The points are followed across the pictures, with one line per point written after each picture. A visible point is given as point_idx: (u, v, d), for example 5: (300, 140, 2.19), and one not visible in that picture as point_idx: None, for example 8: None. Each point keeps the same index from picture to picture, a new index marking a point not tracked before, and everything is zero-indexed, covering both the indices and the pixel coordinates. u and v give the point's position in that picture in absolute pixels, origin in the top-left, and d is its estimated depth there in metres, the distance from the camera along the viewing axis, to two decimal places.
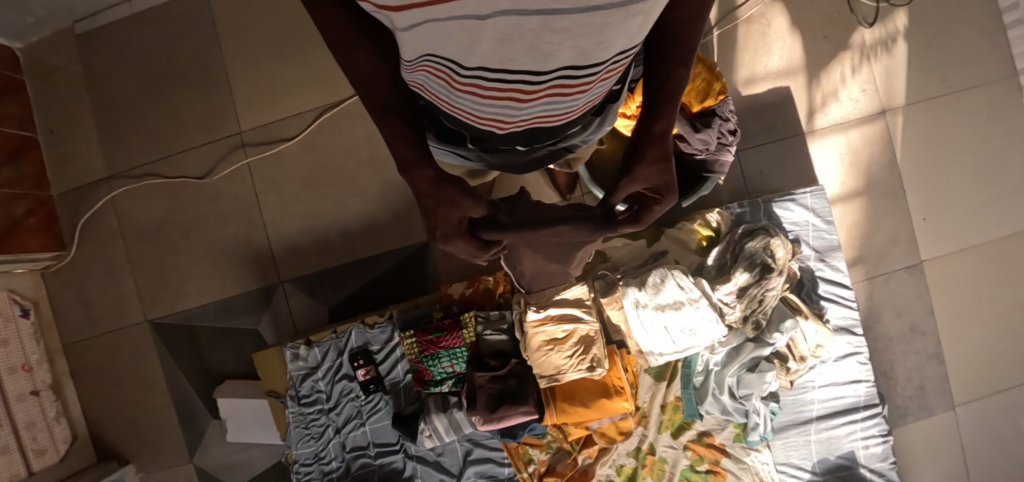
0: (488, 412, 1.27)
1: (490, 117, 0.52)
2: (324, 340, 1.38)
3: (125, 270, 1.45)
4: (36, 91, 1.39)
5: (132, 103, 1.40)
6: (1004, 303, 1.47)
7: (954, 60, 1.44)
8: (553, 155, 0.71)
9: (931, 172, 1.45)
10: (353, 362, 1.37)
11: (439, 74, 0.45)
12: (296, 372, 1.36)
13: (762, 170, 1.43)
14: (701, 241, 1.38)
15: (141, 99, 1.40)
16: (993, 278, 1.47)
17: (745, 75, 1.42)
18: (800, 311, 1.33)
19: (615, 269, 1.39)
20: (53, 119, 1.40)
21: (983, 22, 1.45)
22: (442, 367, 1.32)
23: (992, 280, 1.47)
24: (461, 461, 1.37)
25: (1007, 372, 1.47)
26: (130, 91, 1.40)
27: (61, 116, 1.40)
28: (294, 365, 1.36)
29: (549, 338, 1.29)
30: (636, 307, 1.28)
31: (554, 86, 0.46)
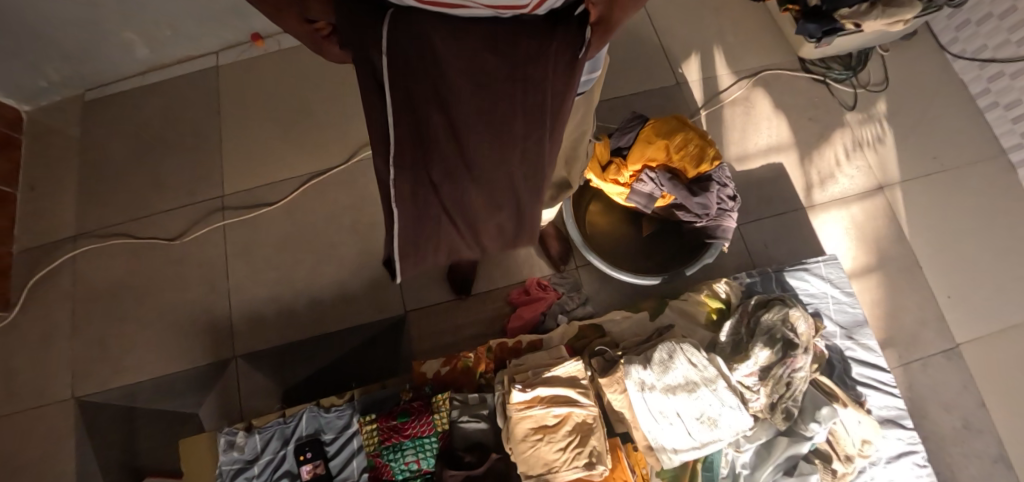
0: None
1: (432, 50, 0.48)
2: (267, 426, 1.15)
3: (65, 338, 1.29)
4: (31, 150, 1.39)
5: (121, 166, 1.38)
6: None
7: (942, 141, 1.44)
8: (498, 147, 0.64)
9: (947, 250, 1.36)
10: (298, 456, 1.13)
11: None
12: (227, 467, 1.12)
13: (765, 245, 1.35)
14: (712, 314, 1.23)
15: (130, 161, 1.39)
16: None
17: (737, 151, 1.42)
18: (836, 397, 1.13)
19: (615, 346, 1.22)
20: (38, 177, 1.37)
21: (961, 108, 1.48)
22: (404, 463, 1.09)
23: None
24: None
25: None
26: (121, 153, 1.39)
27: (46, 175, 1.37)
28: (225, 457, 1.12)
29: (537, 426, 1.08)
30: (643, 391, 1.06)
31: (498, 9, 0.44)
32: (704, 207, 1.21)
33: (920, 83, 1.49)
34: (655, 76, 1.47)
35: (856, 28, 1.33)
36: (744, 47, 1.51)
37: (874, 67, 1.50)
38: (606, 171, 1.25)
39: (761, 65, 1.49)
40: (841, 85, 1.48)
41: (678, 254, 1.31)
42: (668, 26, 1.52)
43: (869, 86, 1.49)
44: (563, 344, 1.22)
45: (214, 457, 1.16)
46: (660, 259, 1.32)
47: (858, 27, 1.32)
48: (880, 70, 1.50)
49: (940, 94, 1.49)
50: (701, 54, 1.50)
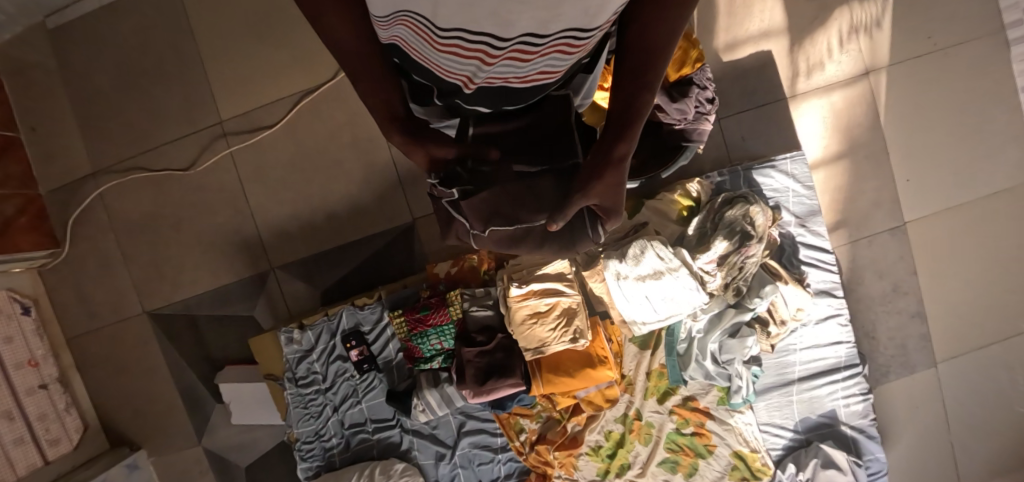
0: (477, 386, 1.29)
1: (459, 72, 0.52)
2: (316, 324, 1.39)
3: (120, 264, 1.50)
4: (17, 89, 1.44)
5: (112, 99, 1.45)
6: (988, 259, 1.49)
7: (938, 16, 1.41)
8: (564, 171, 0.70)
9: (917, 133, 1.45)
10: (345, 344, 1.38)
11: (417, 30, 0.46)
12: (291, 355, 1.38)
13: (743, 138, 1.43)
14: (682, 211, 1.34)
15: (120, 94, 1.44)
16: (976, 238, 1.48)
17: (726, 40, 1.41)
18: (780, 276, 1.32)
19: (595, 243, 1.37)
20: (37, 119, 1.45)
21: None
22: (430, 344, 1.33)
23: (976, 239, 1.48)
24: (455, 432, 1.42)
25: (989, 330, 1.50)
26: (108, 87, 1.44)
27: (44, 115, 1.45)
28: (289, 349, 1.38)
29: (532, 312, 1.27)
30: (617, 279, 1.28)
31: (552, 47, 0.46)
32: (682, 114, 1.26)
33: None
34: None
35: None
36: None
37: None
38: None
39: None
40: None
41: (657, 154, 1.32)
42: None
43: None
44: None
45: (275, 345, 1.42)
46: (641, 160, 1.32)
47: None
48: None
49: None
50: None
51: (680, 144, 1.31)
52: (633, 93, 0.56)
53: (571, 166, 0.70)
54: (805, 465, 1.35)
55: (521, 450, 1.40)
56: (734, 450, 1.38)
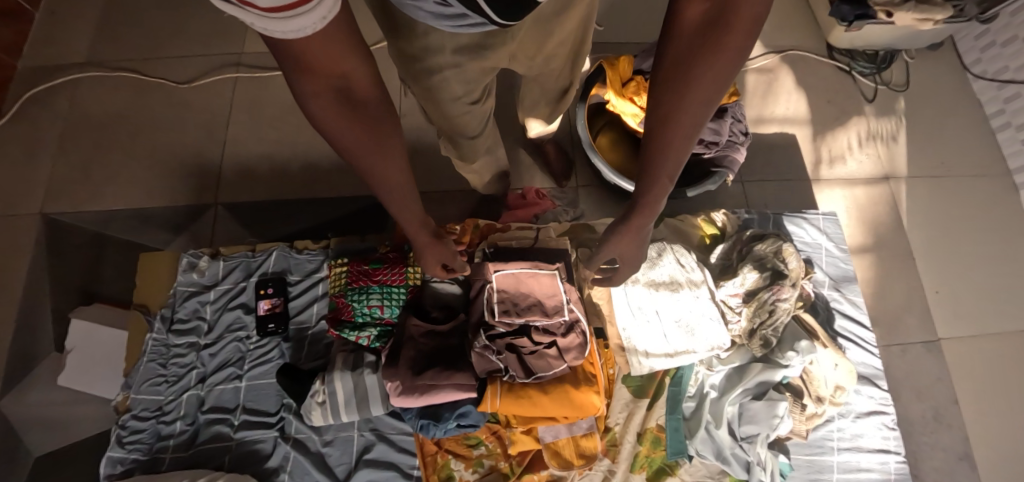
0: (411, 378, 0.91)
1: None
2: (233, 255, 1.09)
3: (47, 154, 1.25)
4: None
5: (144, 9, 1.39)
6: None
7: (949, 148, 1.44)
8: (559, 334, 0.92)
9: (943, 249, 1.35)
10: (258, 289, 1.05)
11: None
12: (182, 288, 1.06)
13: (767, 203, 1.33)
14: (705, 239, 1.17)
15: (155, 7, 1.40)
16: None
17: (754, 115, 1.42)
18: (817, 336, 1.07)
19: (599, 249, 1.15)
20: (60, 4, 1.38)
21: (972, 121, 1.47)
22: (367, 307, 0.99)
23: None
24: (354, 459, 0.97)
25: None
26: None
27: (69, 3, 1.39)
28: (184, 278, 1.06)
29: (506, 298, 0.92)
30: (626, 283, 1.03)
31: None
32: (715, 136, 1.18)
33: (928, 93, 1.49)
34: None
35: (888, 18, 1.31)
36: (775, 24, 1.52)
37: (897, 69, 1.50)
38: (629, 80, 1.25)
39: (790, 42, 1.50)
40: (865, 78, 1.48)
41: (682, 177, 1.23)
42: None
43: (890, 85, 1.48)
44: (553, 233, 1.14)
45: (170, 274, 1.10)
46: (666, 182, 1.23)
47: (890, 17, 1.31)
48: (902, 72, 1.50)
49: (958, 103, 1.49)
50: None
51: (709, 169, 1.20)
52: (659, 159, 0.59)
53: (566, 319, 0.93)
54: None
55: None
56: None
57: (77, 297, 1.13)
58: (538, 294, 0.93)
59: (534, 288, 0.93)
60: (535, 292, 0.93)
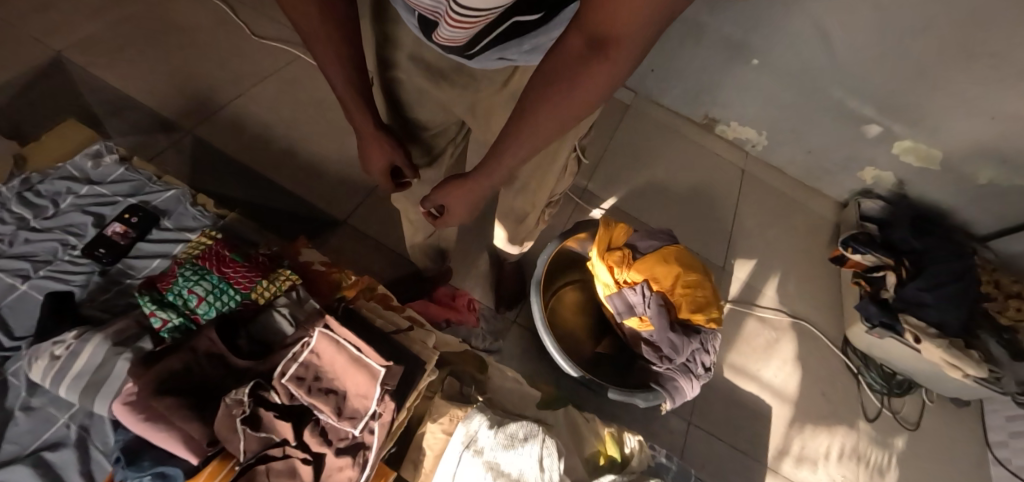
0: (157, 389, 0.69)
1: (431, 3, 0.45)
2: (139, 169, 0.94)
3: (71, 9, 1.23)
4: None
5: None
6: None
7: None
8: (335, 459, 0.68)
9: None
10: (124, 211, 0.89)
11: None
12: (65, 165, 0.92)
13: (701, 463, 1.10)
14: (600, 457, 0.91)
15: None
16: None
17: (735, 362, 1.22)
18: None
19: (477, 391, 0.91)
20: None
21: None
22: (188, 290, 0.80)
23: None
24: (35, 447, 0.73)
25: None
26: None
27: None
28: (76, 158, 0.93)
29: (308, 366, 0.71)
30: (466, 450, 0.76)
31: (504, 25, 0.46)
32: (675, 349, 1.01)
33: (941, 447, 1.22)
34: (705, 239, 1.33)
35: (913, 342, 1.15)
36: (804, 286, 1.35)
37: (910, 401, 1.26)
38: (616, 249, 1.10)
39: (810, 312, 1.33)
40: (874, 393, 1.25)
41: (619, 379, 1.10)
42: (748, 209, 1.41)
43: (898, 416, 1.23)
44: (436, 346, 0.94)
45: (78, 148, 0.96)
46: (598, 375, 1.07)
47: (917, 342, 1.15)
48: (914, 410, 1.25)
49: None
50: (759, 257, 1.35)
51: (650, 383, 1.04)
52: (513, 144, 0.55)
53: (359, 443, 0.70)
54: None
55: None
56: None
57: None
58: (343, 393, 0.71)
59: (351, 380, 0.71)
60: (342, 388, 0.71)
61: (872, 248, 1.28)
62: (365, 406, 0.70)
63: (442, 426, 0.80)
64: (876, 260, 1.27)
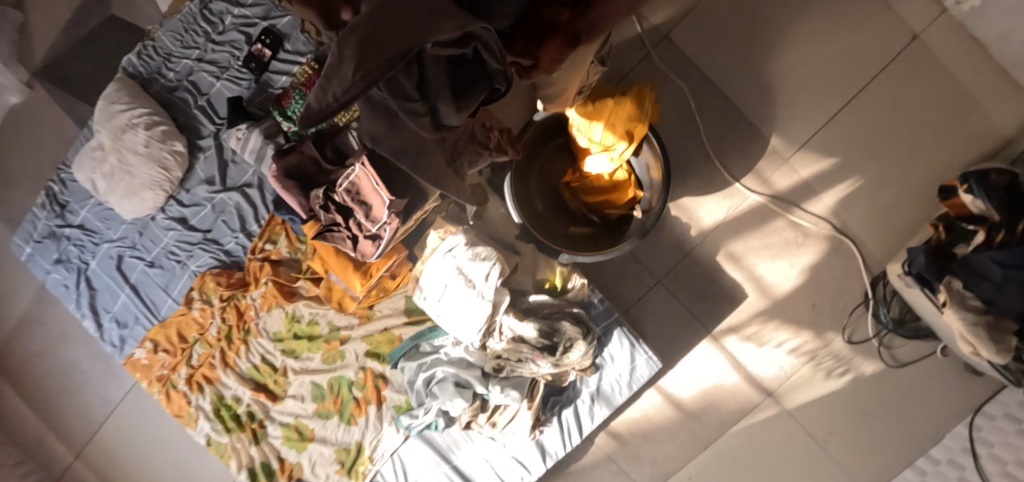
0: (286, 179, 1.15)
1: None
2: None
3: None
4: None
5: None
6: None
7: (858, 443, 1.42)
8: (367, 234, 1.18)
9: (727, 477, 1.46)
10: (260, 33, 1.30)
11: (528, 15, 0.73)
12: None
13: (650, 312, 1.44)
14: (547, 283, 1.33)
15: None
16: None
17: (737, 250, 1.41)
18: (531, 399, 1.33)
19: (477, 217, 1.31)
20: None
21: (902, 450, 1.40)
22: (297, 110, 1.25)
23: None
24: (239, 182, 1.36)
25: None
26: None
27: None
28: None
29: (354, 184, 1.12)
30: (447, 251, 1.24)
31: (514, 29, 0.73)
32: None
33: (909, 400, 1.39)
34: (790, 124, 1.37)
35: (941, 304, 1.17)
36: (881, 195, 1.37)
37: (920, 347, 1.38)
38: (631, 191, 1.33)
39: (862, 233, 1.38)
40: (874, 322, 1.39)
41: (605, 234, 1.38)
42: (874, 93, 1.33)
43: (890, 355, 1.40)
44: None
45: None
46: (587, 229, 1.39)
47: (942, 304, 1.17)
48: (916, 355, 1.38)
49: (933, 419, 1.38)
50: (837, 160, 1.37)
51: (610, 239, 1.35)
52: None
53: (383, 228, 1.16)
54: None
55: (254, 250, 1.36)
56: (360, 440, 1.43)
57: None
58: (370, 202, 1.12)
59: (372, 199, 1.12)
60: (367, 198, 1.12)
61: (989, 193, 1.16)
62: (377, 216, 1.13)
63: (440, 235, 1.27)
64: (983, 210, 1.17)
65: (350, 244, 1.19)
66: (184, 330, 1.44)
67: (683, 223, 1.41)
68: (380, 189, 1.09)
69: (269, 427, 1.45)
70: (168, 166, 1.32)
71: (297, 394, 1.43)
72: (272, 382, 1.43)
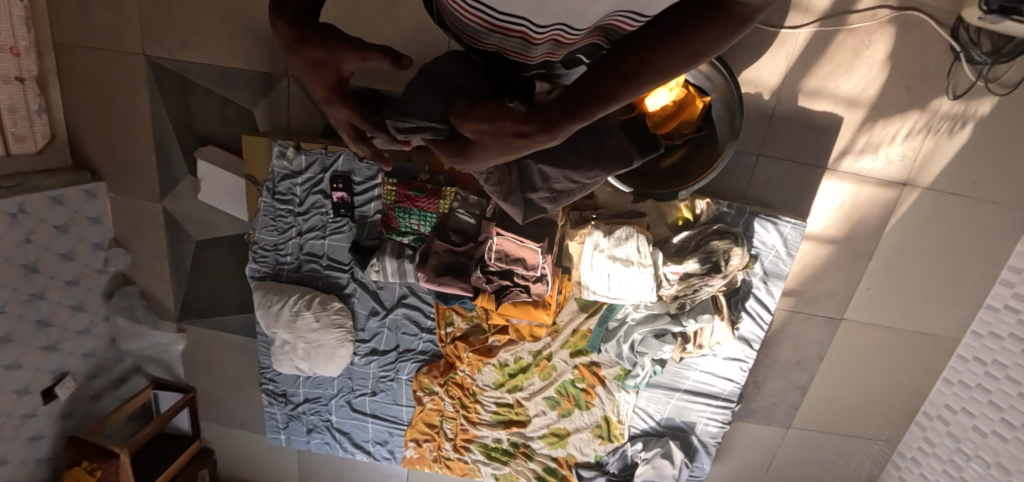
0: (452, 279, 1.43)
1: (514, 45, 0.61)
2: (312, 153, 1.48)
3: None
4: None
5: None
6: (888, 380, 1.75)
7: (996, 170, 1.52)
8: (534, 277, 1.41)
9: (895, 262, 1.62)
10: (332, 183, 1.49)
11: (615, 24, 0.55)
12: (278, 170, 1.49)
13: (768, 183, 1.54)
14: (678, 220, 1.48)
15: None
16: (895, 359, 1.73)
17: (813, 86, 1.47)
18: (721, 312, 1.49)
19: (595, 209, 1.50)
20: None
21: None
22: (409, 223, 1.47)
23: (894, 360, 1.73)
24: (395, 299, 1.59)
25: (844, 424, 1.80)
26: None
27: None
28: (278, 163, 1.48)
29: (499, 250, 1.38)
30: (592, 250, 1.40)
31: (556, 34, 0.56)
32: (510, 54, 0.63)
33: None
34: None
35: None
36: None
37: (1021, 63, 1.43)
38: (702, 102, 1.38)
39: None
40: (970, 66, 1.44)
41: (700, 143, 1.44)
42: None
43: (993, 83, 1.45)
44: None
45: (265, 154, 1.51)
46: (685, 153, 1.46)
47: None
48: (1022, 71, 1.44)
49: None
50: None
51: (710, 146, 1.42)
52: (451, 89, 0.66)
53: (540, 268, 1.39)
54: (650, 448, 1.65)
55: (443, 338, 1.60)
56: (605, 414, 1.64)
57: (196, 139, 1.65)
58: (520, 256, 1.38)
59: (523, 252, 1.37)
60: (515, 254, 1.38)
61: None
62: (532, 260, 1.37)
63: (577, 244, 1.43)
64: None
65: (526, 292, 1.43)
66: (429, 419, 1.70)
67: (754, 95, 1.48)
68: (524, 243, 1.35)
69: (533, 444, 1.69)
70: (341, 323, 1.56)
71: (538, 411, 1.66)
72: (514, 414, 1.66)
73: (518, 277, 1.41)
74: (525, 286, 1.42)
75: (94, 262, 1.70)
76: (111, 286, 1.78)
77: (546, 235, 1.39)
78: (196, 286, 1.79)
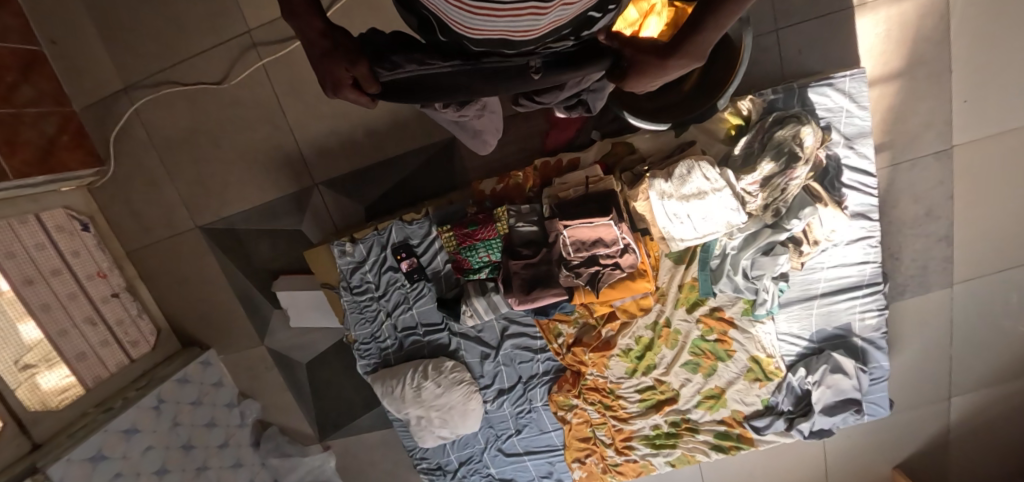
0: (546, 289, 1.39)
1: (498, 29, 0.51)
2: (367, 238, 1.53)
3: (166, 181, 1.68)
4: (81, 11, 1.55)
5: (161, 20, 1.54)
6: None
7: None
8: (620, 251, 1.35)
9: (984, 62, 1.42)
10: (396, 256, 1.53)
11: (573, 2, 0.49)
12: (345, 266, 1.55)
13: (800, 51, 1.43)
14: (731, 130, 1.40)
15: (161, 12, 1.53)
16: None
17: None
18: (820, 199, 1.37)
19: (643, 162, 1.45)
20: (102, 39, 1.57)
21: None
22: (479, 257, 1.47)
23: None
24: (499, 335, 1.59)
25: (1015, 254, 1.57)
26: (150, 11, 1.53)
27: (119, 32, 1.56)
28: (343, 260, 1.54)
29: (575, 240, 1.35)
30: (662, 199, 1.33)
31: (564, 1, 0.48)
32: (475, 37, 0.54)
33: None
34: None
35: None
36: None
37: None
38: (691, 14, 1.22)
39: None
40: None
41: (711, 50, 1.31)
42: None
43: None
44: (597, 162, 1.45)
45: (331, 258, 1.58)
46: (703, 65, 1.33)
47: None
48: None
49: None
50: None
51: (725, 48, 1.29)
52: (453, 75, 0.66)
53: (621, 240, 1.34)
54: (815, 370, 1.51)
55: (558, 351, 1.57)
56: (751, 355, 1.53)
57: (268, 276, 1.76)
58: (598, 236, 1.33)
59: (599, 231, 1.33)
60: (593, 236, 1.33)
61: None
62: (610, 234, 1.32)
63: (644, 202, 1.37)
64: None
65: (621, 268, 1.37)
66: (581, 434, 1.64)
67: None
68: (597, 222, 1.31)
69: (692, 415, 1.59)
70: (462, 378, 1.58)
71: (682, 381, 1.56)
72: (660, 394, 1.58)
73: (607, 257, 1.36)
74: (615, 264, 1.37)
75: (235, 420, 1.82)
76: (256, 436, 1.89)
77: (611, 206, 1.36)
78: (323, 403, 1.87)
